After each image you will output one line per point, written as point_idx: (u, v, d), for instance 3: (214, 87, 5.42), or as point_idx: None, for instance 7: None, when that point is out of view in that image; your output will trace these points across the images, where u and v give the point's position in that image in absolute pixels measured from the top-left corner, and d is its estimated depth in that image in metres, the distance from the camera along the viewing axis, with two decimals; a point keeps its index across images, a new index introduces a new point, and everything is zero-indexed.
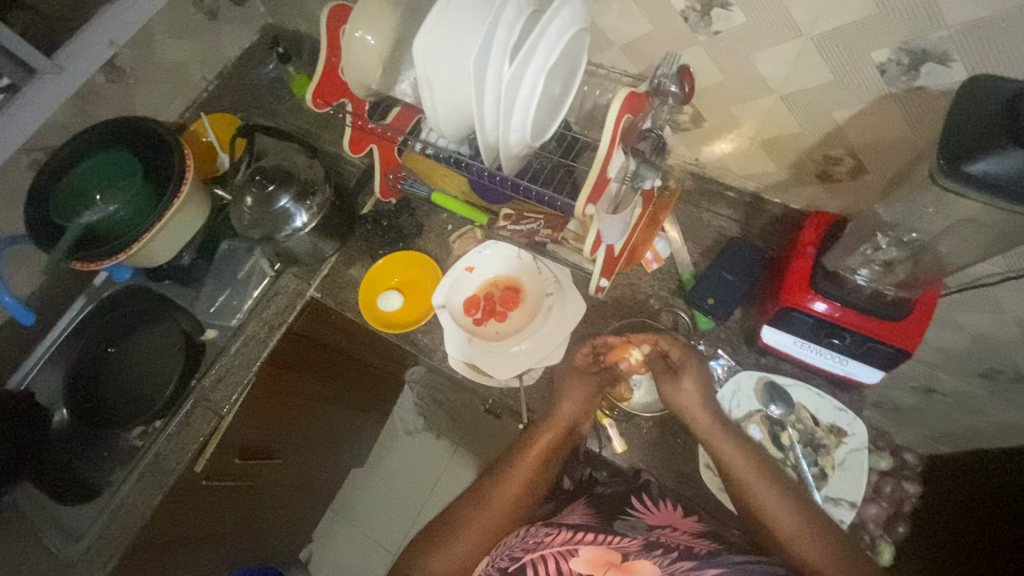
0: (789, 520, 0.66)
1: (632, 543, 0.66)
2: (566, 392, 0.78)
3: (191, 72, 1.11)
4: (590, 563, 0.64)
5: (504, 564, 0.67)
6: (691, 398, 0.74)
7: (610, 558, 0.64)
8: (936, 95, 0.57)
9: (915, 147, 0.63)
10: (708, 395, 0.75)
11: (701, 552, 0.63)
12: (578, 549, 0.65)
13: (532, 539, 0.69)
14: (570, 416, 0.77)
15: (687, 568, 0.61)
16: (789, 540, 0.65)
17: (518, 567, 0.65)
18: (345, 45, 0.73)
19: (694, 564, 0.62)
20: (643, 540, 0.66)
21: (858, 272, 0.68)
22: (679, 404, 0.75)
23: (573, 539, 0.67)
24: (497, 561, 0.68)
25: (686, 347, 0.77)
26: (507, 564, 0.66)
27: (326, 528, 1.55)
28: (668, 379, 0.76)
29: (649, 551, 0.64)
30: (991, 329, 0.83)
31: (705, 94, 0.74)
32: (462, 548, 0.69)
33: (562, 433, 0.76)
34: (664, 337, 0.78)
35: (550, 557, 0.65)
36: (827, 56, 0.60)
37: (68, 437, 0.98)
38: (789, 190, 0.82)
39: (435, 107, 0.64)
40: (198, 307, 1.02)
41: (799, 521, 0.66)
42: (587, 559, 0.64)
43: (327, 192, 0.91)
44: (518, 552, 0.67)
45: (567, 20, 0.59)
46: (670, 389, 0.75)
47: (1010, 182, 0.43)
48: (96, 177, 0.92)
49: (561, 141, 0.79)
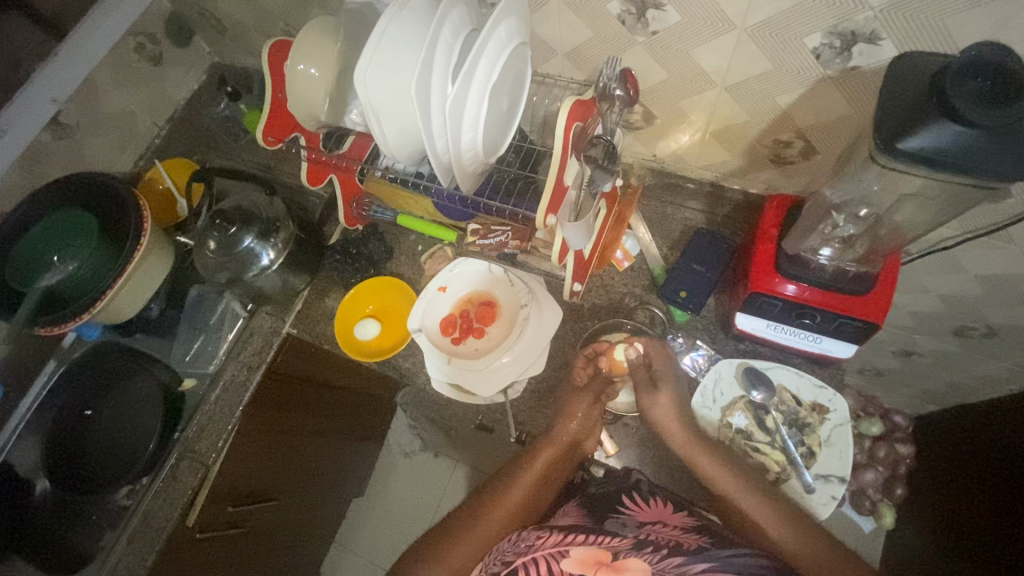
0: (773, 518, 0.67)
1: (623, 542, 0.63)
2: (566, 411, 0.78)
3: (141, 119, 1.09)
4: (580, 562, 0.60)
5: (497, 568, 0.64)
6: (667, 410, 0.75)
7: (601, 557, 0.60)
8: (871, 74, 0.58)
9: (856, 125, 0.65)
10: (683, 405, 0.76)
11: (690, 548, 0.61)
12: (568, 550, 0.62)
13: (523, 543, 0.66)
14: (572, 434, 0.77)
15: (678, 563, 0.59)
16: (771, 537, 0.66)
17: (510, 570, 0.62)
18: (289, 79, 0.75)
19: (684, 559, 0.59)
20: (634, 539, 0.64)
21: (820, 251, 0.70)
22: (659, 415, 0.76)
23: (564, 541, 0.64)
24: (491, 566, 0.65)
25: (666, 358, 0.80)
26: (500, 568, 0.63)
27: (332, 562, 1.53)
28: (646, 392, 0.77)
29: (640, 550, 0.62)
30: (957, 289, 0.85)
31: (653, 92, 0.75)
32: (457, 553, 0.69)
33: (562, 449, 0.77)
34: (651, 345, 0.80)
35: (542, 559, 0.62)
36: (762, 46, 0.61)
37: (54, 508, 0.93)
38: (747, 175, 0.83)
39: (385, 135, 0.64)
40: (173, 357, 1.00)
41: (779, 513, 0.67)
42: (578, 558, 0.61)
43: (291, 227, 0.90)
44: (509, 557, 0.65)
45: (504, 37, 0.59)
46: (647, 399, 0.77)
47: (942, 155, 0.45)
48: (50, 238, 0.89)
49: (517, 153, 0.83)
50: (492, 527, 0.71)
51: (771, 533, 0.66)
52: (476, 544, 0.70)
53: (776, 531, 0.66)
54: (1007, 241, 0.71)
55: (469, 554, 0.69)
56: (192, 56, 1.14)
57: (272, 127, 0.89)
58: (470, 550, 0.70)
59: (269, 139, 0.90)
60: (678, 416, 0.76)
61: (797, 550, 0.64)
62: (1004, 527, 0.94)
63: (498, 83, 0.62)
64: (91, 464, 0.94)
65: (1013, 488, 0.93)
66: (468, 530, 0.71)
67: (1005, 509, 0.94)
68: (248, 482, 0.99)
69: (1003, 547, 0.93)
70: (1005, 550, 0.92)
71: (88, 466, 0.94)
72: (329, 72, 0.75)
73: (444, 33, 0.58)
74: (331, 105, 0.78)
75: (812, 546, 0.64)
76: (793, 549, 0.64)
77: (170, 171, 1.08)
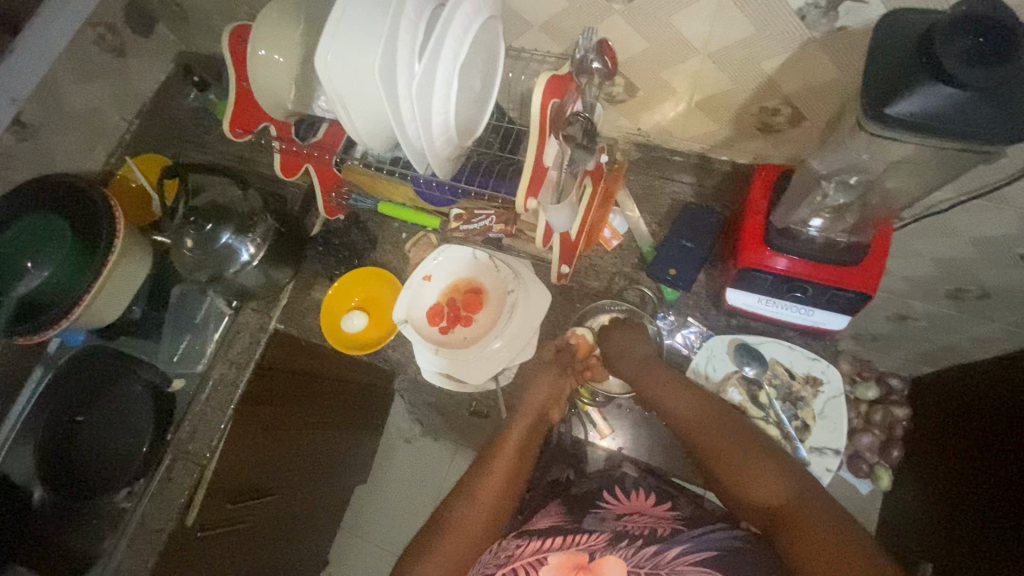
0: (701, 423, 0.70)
1: (599, 539, 0.63)
2: (545, 384, 0.79)
3: (108, 115, 1.05)
4: (559, 567, 0.62)
5: None
6: (623, 348, 0.79)
7: (578, 560, 0.62)
8: (858, 35, 0.56)
9: (845, 88, 0.62)
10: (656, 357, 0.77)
11: (665, 534, 0.62)
12: (546, 557, 0.63)
13: (504, 552, 0.66)
14: (537, 405, 0.78)
15: (653, 553, 0.60)
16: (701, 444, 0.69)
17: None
18: (251, 66, 0.71)
19: (659, 547, 0.60)
20: (611, 532, 0.64)
21: (810, 222, 0.68)
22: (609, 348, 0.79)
23: (542, 546, 0.64)
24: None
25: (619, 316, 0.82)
26: None
27: (339, 547, 1.56)
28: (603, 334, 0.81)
29: (615, 545, 0.62)
30: (951, 252, 0.84)
31: (633, 64, 0.72)
32: (439, 557, 0.65)
33: (534, 419, 0.77)
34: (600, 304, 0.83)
35: (520, 571, 0.63)
36: (744, 9, 0.57)
37: (52, 512, 0.93)
38: (734, 145, 0.81)
39: (355, 124, 0.62)
40: (159, 357, 0.98)
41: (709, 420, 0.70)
42: (556, 564, 0.62)
43: (269, 220, 0.88)
44: (491, 568, 0.65)
45: (471, 12, 0.56)
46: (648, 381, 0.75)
47: (935, 122, 0.42)
48: (21, 242, 0.86)
49: (497, 132, 0.80)
50: (480, 514, 0.68)
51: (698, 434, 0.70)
52: (454, 552, 0.65)
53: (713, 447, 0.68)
54: (1001, 202, 0.70)
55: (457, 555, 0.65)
56: (156, 45, 1.09)
57: (238, 118, 0.85)
58: (450, 554, 0.65)
59: (238, 131, 0.85)
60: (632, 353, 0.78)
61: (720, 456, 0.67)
62: (999, 492, 0.94)
63: (467, 62, 0.59)
64: (85, 467, 0.93)
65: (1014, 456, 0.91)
66: (454, 526, 0.67)
67: (1005, 478, 0.93)
68: (248, 478, 0.99)
69: (996, 507, 0.94)
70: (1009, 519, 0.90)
71: (82, 471, 0.93)
72: (294, 58, 0.72)
73: (407, 12, 0.55)
74: (298, 92, 0.75)
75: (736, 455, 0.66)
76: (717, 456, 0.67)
77: (141, 168, 1.05)
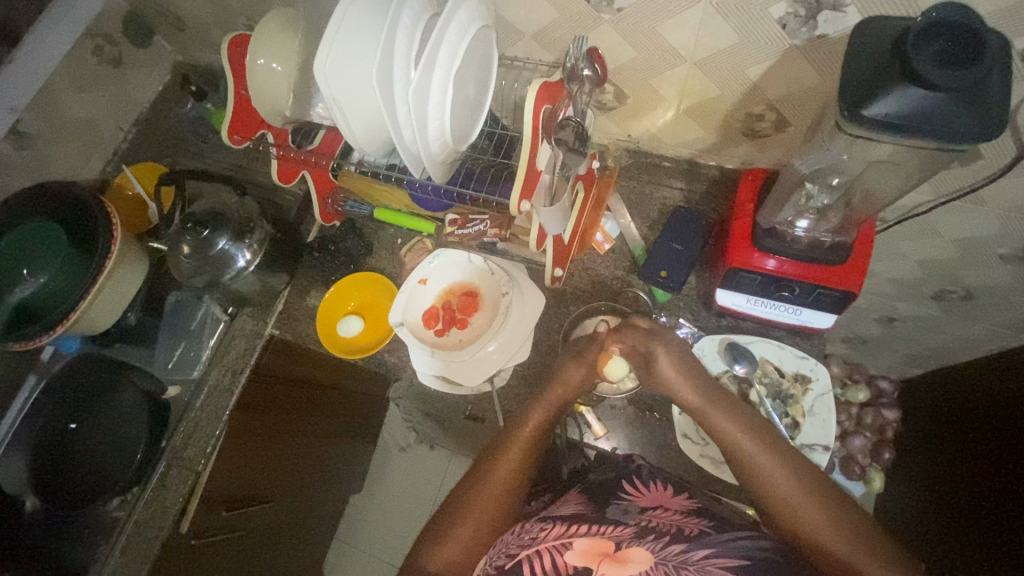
0: (769, 460, 0.65)
1: (625, 531, 0.64)
2: (561, 379, 0.76)
3: (105, 124, 1.06)
4: (585, 554, 0.62)
5: (502, 561, 0.64)
6: (674, 378, 0.73)
7: (604, 548, 0.62)
8: (837, 42, 0.58)
9: (825, 94, 0.65)
10: (692, 368, 0.74)
11: (692, 534, 0.62)
12: (571, 542, 0.63)
13: (527, 535, 0.66)
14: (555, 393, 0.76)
15: (680, 551, 0.60)
16: (763, 482, 0.64)
17: (515, 565, 0.63)
18: (250, 75, 0.73)
19: (686, 546, 0.60)
20: (636, 527, 0.64)
21: (796, 223, 0.70)
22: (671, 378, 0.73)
23: (567, 532, 0.65)
24: (494, 560, 0.66)
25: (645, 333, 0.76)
26: (505, 562, 0.64)
27: (334, 559, 1.54)
28: (646, 370, 0.76)
29: (642, 538, 0.62)
30: (934, 254, 0.86)
31: (623, 72, 0.74)
32: (445, 554, 0.67)
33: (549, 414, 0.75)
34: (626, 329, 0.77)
35: (545, 552, 0.63)
36: (728, 18, 0.60)
37: (45, 522, 0.92)
38: (722, 151, 0.83)
39: (353, 130, 0.63)
40: (155, 365, 0.99)
41: (781, 460, 0.65)
42: (581, 550, 0.62)
43: (265, 227, 0.89)
44: (514, 549, 0.65)
45: (466, 21, 0.58)
46: (648, 377, 0.76)
47: (909, 120, 0.44)
48: (18, 251, 0.86)
49: (490, 139, 0.83)
50: (489, 509, 0.69)
51: (761, 467, 0.65)
52: (463, 542, 0.67)
53: (780, 492, 0.63)
54: (980, 203, 0.72)
55: (466, 550, 0.67)
56: (154, 56, 1.10)
57: (236, 126, 0.87)
58: (459, 543, 0.67)
59: (236, 138, 0.87)
60: (690, 379, 0.73)
61: (784, 495, 0.63)
62: (992, 485, 0.94)
63: (463, 68, 0.61)
64: (79, 475, 0.92)
65: (1010, 472, 0.90)
66: (469, 509, 0.69)
67: (996, 470, 0.94)
68: (239, 488, 0.98)
69: (991, 503, 0.94)
70: (1000, 527, 0.91)
71: (76, 479, 0.92)
72: (292, 67, 0.74)
73: (403, 20, 0.57)
74: (296, 100, 0.77)
75: (802, 494, 0.62)
76: (781, 493, 0.63)
77: (139, 175, 1.06)
